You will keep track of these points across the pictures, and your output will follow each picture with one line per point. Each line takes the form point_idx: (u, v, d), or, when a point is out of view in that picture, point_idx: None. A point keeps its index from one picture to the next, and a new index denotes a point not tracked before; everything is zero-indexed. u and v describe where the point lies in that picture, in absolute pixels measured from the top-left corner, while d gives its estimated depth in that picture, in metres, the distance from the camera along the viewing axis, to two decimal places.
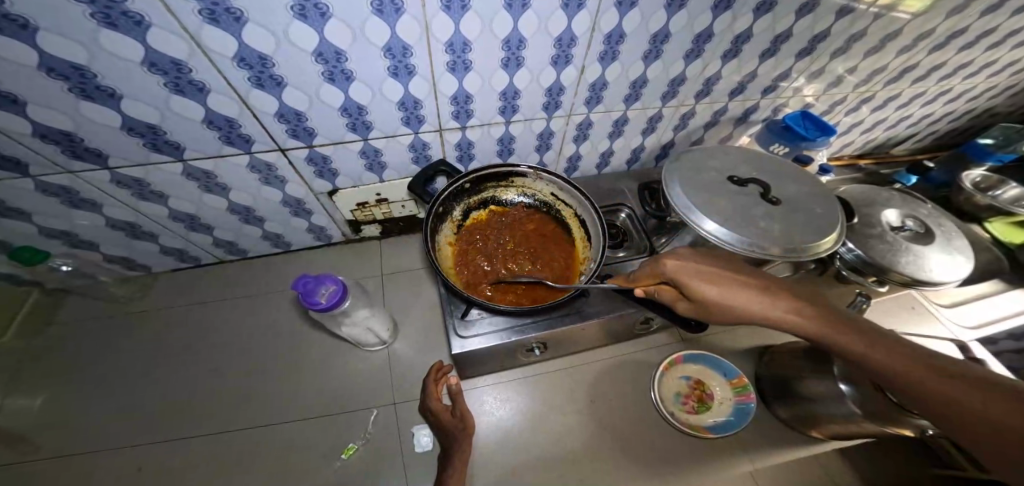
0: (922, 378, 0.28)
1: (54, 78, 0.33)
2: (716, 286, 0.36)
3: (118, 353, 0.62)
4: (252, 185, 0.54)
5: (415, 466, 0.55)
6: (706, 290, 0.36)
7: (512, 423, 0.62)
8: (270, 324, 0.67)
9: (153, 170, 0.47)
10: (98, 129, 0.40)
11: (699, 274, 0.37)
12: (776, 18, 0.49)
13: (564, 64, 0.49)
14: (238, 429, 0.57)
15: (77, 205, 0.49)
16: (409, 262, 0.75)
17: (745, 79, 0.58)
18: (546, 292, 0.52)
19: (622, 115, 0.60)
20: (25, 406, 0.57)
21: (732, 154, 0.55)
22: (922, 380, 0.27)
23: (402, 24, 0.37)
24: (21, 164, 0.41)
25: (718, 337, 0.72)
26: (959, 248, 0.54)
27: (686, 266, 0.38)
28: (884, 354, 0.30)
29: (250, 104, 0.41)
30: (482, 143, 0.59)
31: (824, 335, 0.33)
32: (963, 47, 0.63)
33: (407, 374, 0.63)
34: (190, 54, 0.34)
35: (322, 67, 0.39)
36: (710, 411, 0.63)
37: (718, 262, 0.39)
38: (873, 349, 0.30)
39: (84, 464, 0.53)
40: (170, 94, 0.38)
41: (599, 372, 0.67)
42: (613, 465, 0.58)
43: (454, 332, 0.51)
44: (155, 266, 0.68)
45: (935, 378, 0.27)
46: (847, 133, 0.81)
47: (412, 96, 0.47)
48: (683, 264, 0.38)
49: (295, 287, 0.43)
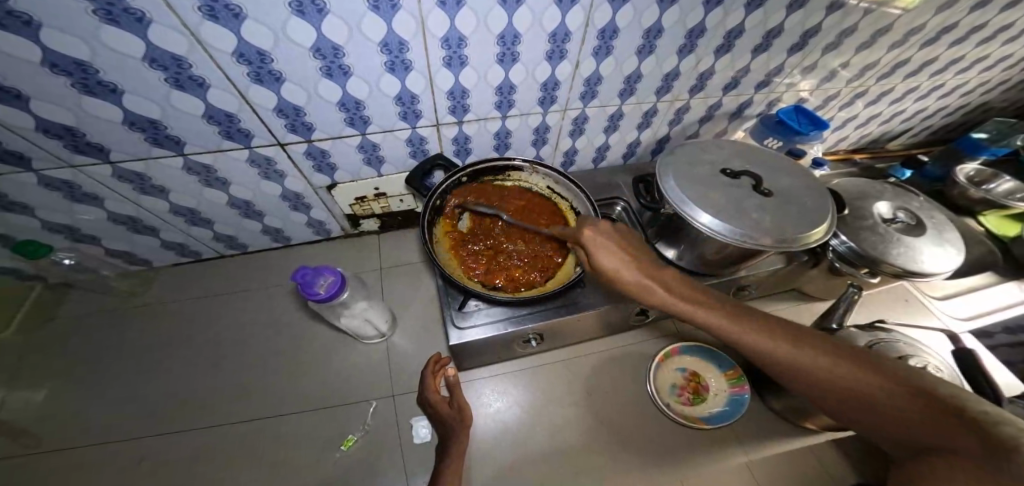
0: (844, 377, 0.31)
1: (57, 73, 0.34)
2: (615, 261, 0.40)
3: (121, 347, 0.63)
4: (251, 179, 0.54)
5: (414, 457, 0.55)
6: (611, 268, 0.40)
7: (510, 414, 0.62)
8: (270, 318, 0.68)
9: (154, 164, 0.47)
10: (100, 124, 0.40)
11: (606, 252, 0.40)
12: (768, 13, 0.49)
13: (559, 59, 0.49)
14: (240, 421, 0.58)
15: (79, 200, 0.50)
16: (407, 256, 0.76)
17: (739, 74, 0.59)
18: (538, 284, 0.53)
19: (617, 109, 0.61)
20: (29, 399, 0.58)
21: (725, 147, 0.56)
22: (844, 378, 0.31)
23: (398, 19, 0.38)
24: (24, 158, 0.42)
25: (714, 330, 0.73)
26: (950, 240, 0.54)
27: (597, 239, 0.41)
28: (810, 355, 0.33)
29: (249, 99, 0.42)
30: (479, 137, 0.60)
31: (761, 344, 0.35)
32: (956, 41, 0.63)
33: (406, 366, 0.63)
34: (190, 49, 0.35)
35: (320, 63, 0.40)
36: (705, 402, 0.64)
37: (622, 237, 0.42)
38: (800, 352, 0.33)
39: (89, 455, 0.54)
40: (170, 90, 0.38)
41: (595, 364, 0.68)
42: (609, 455, 0.59)
43: (452, 324, 0.52)
44: (156, 261, 0.69)
45: (857, 380, 0.30)
46: (842, 127, 0.81)
47: (409, 91, 0.48)
48: (620, 256, 0.40)
49: (294, 279, 0.44)
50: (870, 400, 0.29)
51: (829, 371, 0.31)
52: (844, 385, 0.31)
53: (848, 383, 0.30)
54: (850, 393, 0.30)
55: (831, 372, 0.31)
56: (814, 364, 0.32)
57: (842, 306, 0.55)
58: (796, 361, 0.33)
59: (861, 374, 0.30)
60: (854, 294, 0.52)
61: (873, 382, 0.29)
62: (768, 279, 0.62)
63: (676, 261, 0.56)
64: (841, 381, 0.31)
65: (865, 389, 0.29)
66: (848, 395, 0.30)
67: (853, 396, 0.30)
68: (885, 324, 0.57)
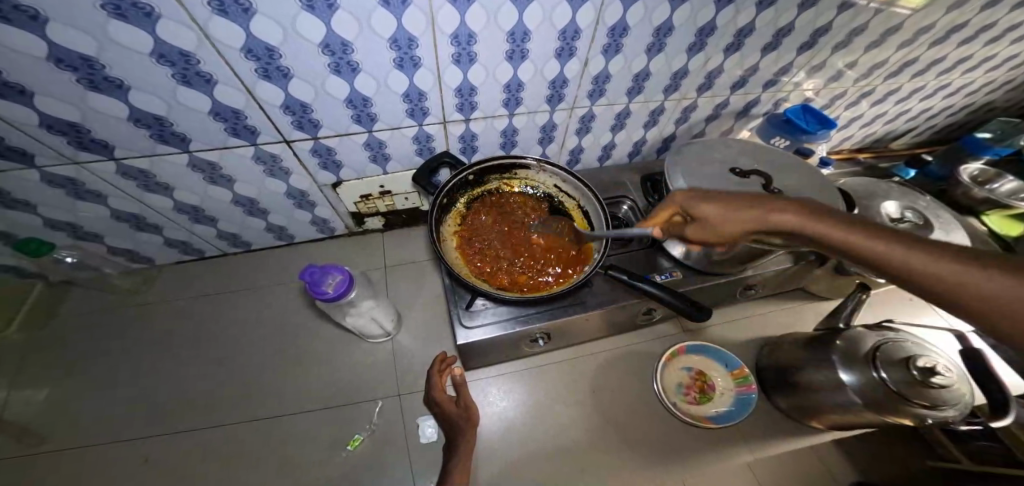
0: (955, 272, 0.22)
1: (63, 69, 0.33)
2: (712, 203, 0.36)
3: (124, 345, 0.63)
4: (256, 176, 0.54)
5: (420, 456, 0.55)
6: (704, 208, 0.37)
7: (516, 413, 0.62)
8: (274, 317, 0.67)
9: (159, 161, 0.47)
10: (105, 120, 0.40)
11: (694, 197, 0.38)
12: (779, 12, 0.49)
13: (568, 56, 0.49)
14: (244, 421, 0.57)
15: (82, 197, 0.49)
16: (412, 254, 0.75)
17: (747, 73, 0.59)
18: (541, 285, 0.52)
19: (625, 107, 0.61)
20: (30, 398, 0.57)
21: (733, 146, 0.56)
22: (956, 277, 0.22)
23: (408, 15, 0.38)
24: (27, 155, 0.41)
25: (719, 329, 0.73)
26: (957, 240, 0.54)
27: (688, 193, 0.39)
28: (918, 253, 0.24)
29: (256, 95, 0.41)
30: (486, 135, 0.60)
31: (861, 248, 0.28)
32: (963, 41, 0.63)
33: (411, 365, 0.63)
34: (198, 45, 0.34)
35: (329, 59, 0.40)
36: (712, 401, 0.64)
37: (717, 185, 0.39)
38: (905, 249, 0.25)
39: (92, 455, 0.53)
40: (177, 86, 0.38)
41: (601, 363, 0.68)
42: (615, 454, 0.59)
43: (459, 322, 0.51)
44: (159, 259, 0.68)
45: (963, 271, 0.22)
46: (847, 127, 0.81)
47: (417, 88, 0.47)
48: (705, 199, 0.37)
49: (301, 277, 0.43)
50: (992, 298, 0.20)
51: (935, 268, 0.23)
52: (948, 282, 0.22)
53: (960, 281, 0.22)
54: (963, 293, 0.21)
55: (934, 270, 0.23)
56: (916, 263, 0.24)
57: (850, 306, 0.55)
58: (899, 259, 0.25)
59: (986, 267, 0.21)
60: (862, 294, 0.53)
61: (1011, 276, 0.20)
62: (774, 278, 0.62)
63: (684, 261, 0.56)
64: (948, 280, 0.22)
65: (976, 287, 0.21)
66: (968, 297, 0.21)
67: (968, 299, 0.21)
68: (892, 324, 0.57)
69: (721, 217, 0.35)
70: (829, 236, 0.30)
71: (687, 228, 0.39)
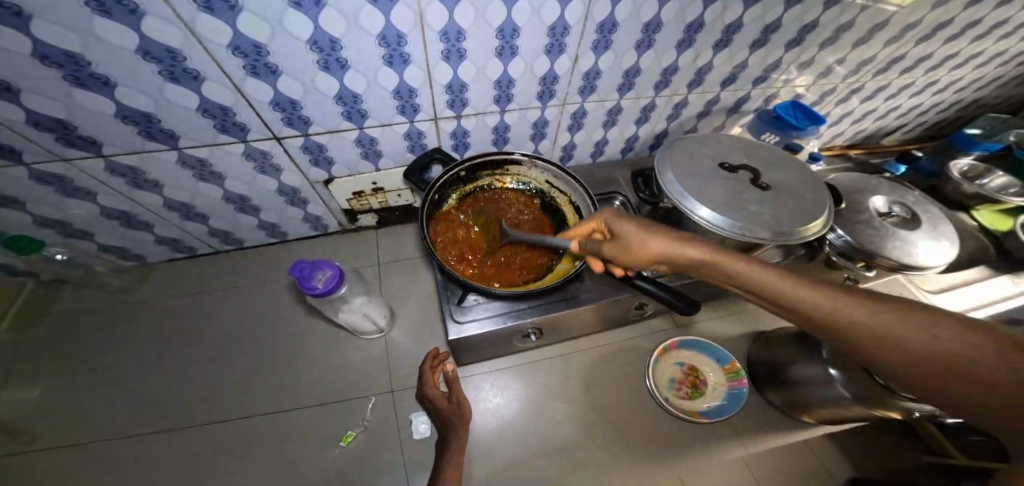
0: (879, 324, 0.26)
1: (48, 65, 0.33)
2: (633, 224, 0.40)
3: (115, 344, 0.63)
4: (247, 173, 0.54)
5: (414, 452, 0.55)
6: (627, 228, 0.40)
7: (509, 409, 0.62)
8: (267, 314, 0.67)
9: (148, 158, 0.47)
10: (92, 117, 0.39)
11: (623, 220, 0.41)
12: (767, 8, 0.49)
13: (558, 53, 0.49)
14: (237, 418, 0.57)
15: (71, 194, 0.49)
16: (406, 251, 0.75)
17: (737, 69, 0.59)
18: (523, 281, 0.52)
19: (616, 104, 0.61)
20: (22, 397, 0.57)
21: (723, 142, 0.56)
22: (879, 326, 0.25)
23: (396, 12, 0.38)
24: (15, 152, 0.41)
25: (711, 324, 0.73)
26: (944, 234, 0.55)
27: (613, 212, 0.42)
28: (840, 303, 0.28)
29: (244, 92, 0.41)
30: (478, 131, 0.60)
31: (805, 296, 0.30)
32: (951, 37, 0.64)
33: (404, 361, 0.63)
34: (184, 42, 0.34)
35: (317, 56, 0.40)
36: (703, 396, 0.64)
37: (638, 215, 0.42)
38: (829, 298, 0.29)
39: (84, 453, 0.53)
40: (164, 83, 0.38)
41: (594, 359, 0.68)
42: (608, 449, 0.60)
43: (451, 318, 0.51)
44: (151, 256, 0.68)
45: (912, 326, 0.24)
46: (838, 123, 0.82)
47: (407, 85, 0.48)
48: (634, 226, 0.39)
49: (292, 273, 0.43)
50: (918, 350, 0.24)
51: (860, 319, 0.27)
52: (875, 333, 0.26)
53: (888, 332, 0.25)
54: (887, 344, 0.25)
55: (861, 320, 0.26)
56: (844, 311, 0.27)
57: None
58: (845, 310, 0.28)
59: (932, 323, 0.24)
60: None
61: (929, 325, 0.24)
62: None
63: None
64: (877, 330, 0.26)
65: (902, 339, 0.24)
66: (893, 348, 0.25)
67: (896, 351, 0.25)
68: None
69: (660, 253, 0.38)
70: (766, 284, 0.32)
71: (607, 243, 0.42)
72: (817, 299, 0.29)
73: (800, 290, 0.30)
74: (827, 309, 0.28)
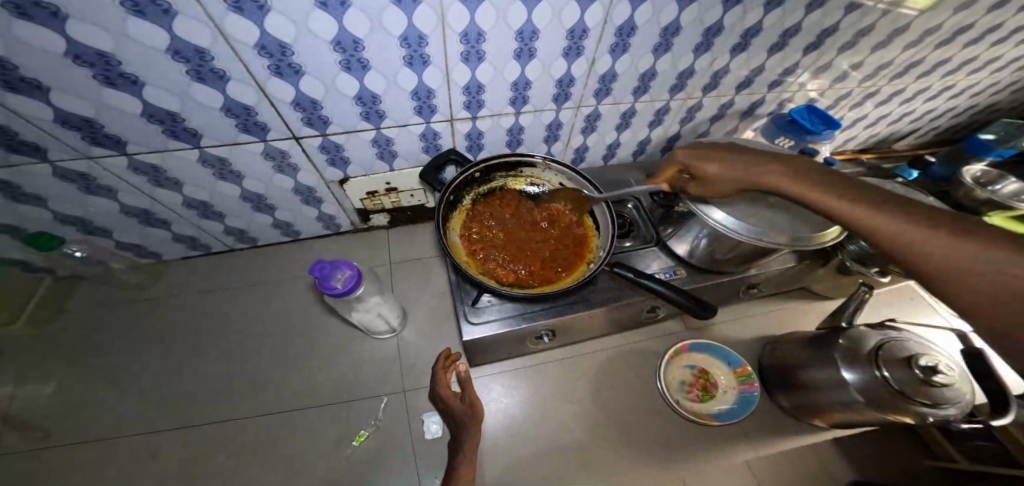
0: (940, 248, 0.24)
1: (80, 65, 0.34)
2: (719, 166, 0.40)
3: (130, 340, 0.63)
4: (265, 172, 0.54)
5: (426, 451, 0.56)
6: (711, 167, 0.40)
7: (519, 410, 0.63)
8: (280, 313, 0.68)
9: (170, 157, 0.47)
10: (119, 116, 0.40)
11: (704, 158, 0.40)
12: (786, 12, 0.49)
13: (576, 55, 0.49)
14: (250, 416, 0.58)
15: (92, 192, 0.49)
16: (417, 251, 0.76)
17: (752, 73, 0.59)
18: (538, 281, 0.52)
19: (631, 106, 0.61)
20: (39, 391, 0.58)
21: (739, 146, 0.56)
22: (935, 249, 0.24)
23: (419, 13, 0.38)
24: (41, 150, 0.42)
25: (722, 327, 0.73)
26: None
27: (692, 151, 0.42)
28: (912, 225, 0.26)
29: (268, 91, 0.42)
30: (492, 132, 0.60)
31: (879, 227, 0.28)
32: (969, 42, 0.63)
33: (416, 361, 0.64)
34: (214, 42, 0.35)
35: (339, 56, 0.40)
36: (714, 399, 0.64)
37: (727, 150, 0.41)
38: (905, 221, 0.27)
39: (100, 449, 0.54)
40: (190, 82, 0.38)
41: (604, 361, 0.69)
42: (618, 451, 0.60)
43: (465, 319, 0.52)
44: (166, 254, 0.68)
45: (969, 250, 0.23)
46: (851, 127, 0.81)
47: (426, 86, 0.48)
48: (721, 164, 0.39)
49: (312, 272, 0.44)
50: (971, 269, 0.22)
51: (920, 242, 0.25)
52: (934, 255, 0.24)
53: (948, 257, 0.24)
54: (944, 267, 0.24)
55: (920, 243, 0.25)
56: (902, 233, 0.26)
57: (853, 305, 0.55)
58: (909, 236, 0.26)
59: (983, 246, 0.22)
60: (865, 293, 0.53)
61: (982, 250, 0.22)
62: (778, 277, 0.63)
63: (689, 259, 0.56)
64: (939, 251, 0.24)
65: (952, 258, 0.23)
66: (945, 270, 0.24)
67: (946, 271, 0.24)
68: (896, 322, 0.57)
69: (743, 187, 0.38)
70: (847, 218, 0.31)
71: (696, 184, 0.42)
72: (884, 220, 0.28)
73: (871, 215, 0.29)
74: (888, 232, 0.27)
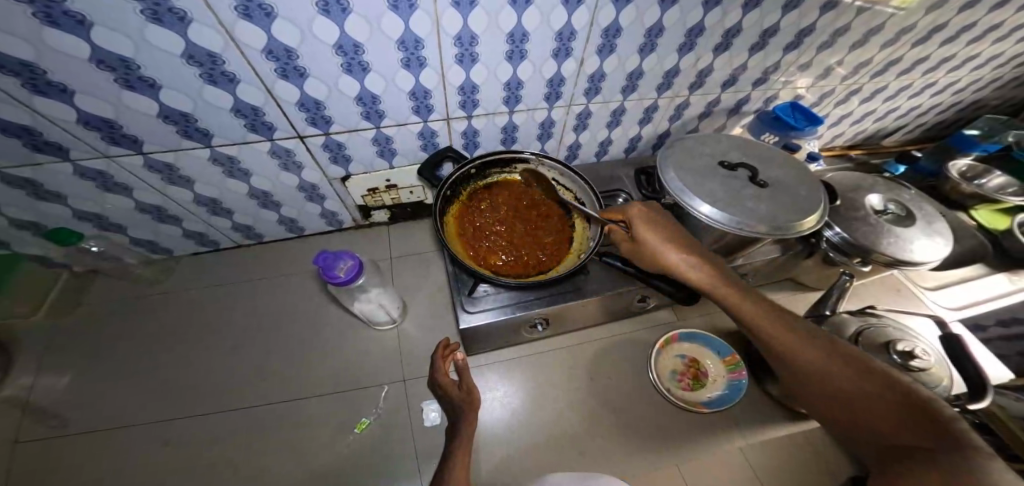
0: (877, 398, 0.32)
1: (102, 69, 0.36)
2: (658, 237, 0.46)
3: (143, 332, 0.66)
4: (271, 170, 0.57)
5: (425, 438, 0.58)
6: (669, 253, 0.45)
7: (515, 399, 0.65)
8: (285, 307, 0.70)
9: (183, 155, 0.50)
10: (136, 117, 0.43)
11: (652, 230, 0.46)
12: (764, 13, 0.51)
13: (565, 56, 0.52)
14: (256, 405, 0.60)
15: (109, 189, 0.52)
16: (417, 246, 0.78)
17: (736, 71, 0.61)
18: (548, 257, 0.57)
19: (620, 105, 0.63)
20: (56, 381, 0.60)
21: (723, 141, 0.58)
22: (865, 393, 0.33)
23: (414, 18, 0.41)
24: (63, 149, 0.44)
25: (711, 319, 0.76)
26: (939, 231, 0.56)
27: (643, 213, 0.48)
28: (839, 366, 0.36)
29: (275, 93, 0.44)
30: (487, 131, 0.63)
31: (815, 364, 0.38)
32: (947, 40, 0.65)
33: (415, 351, 0.66)
34: (224, 47, 0.37)
35: (341, 59, 0.42)
36: (705, 387, 0.66)
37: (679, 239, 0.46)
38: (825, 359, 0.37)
39: (114, 436, 0.56)
40: (203, 84, 0.41)
41: (598, 351, 0.71)
42: (610, 438, 0.62)
43: (462, 308, 0.54)
44: (177, 250, 0.71)
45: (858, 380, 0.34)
46: (837, 124, 0.84)
47: (423, 86, 0.50)
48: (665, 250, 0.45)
49: (315, 262, 0.46)
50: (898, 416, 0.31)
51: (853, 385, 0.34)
52: (865, 404, 0.33)
53: (849, 382, 0.35)
54: (867, 409, 0.33)
55: (851, 389, 0.34)
56: (844, 381, 0.35)
57: (835, 294, 0.56)
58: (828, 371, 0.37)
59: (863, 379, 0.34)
60: (847, 282, 0.53)
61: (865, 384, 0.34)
62: (764, 267, 0.65)
63: None
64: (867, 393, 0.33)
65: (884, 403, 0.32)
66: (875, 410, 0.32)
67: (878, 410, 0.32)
68: (876, 311, 0.59)
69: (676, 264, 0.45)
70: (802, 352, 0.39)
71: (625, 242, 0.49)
72: (830, 368, 0.36)
73: (826, 362, 0.37)
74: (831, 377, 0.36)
